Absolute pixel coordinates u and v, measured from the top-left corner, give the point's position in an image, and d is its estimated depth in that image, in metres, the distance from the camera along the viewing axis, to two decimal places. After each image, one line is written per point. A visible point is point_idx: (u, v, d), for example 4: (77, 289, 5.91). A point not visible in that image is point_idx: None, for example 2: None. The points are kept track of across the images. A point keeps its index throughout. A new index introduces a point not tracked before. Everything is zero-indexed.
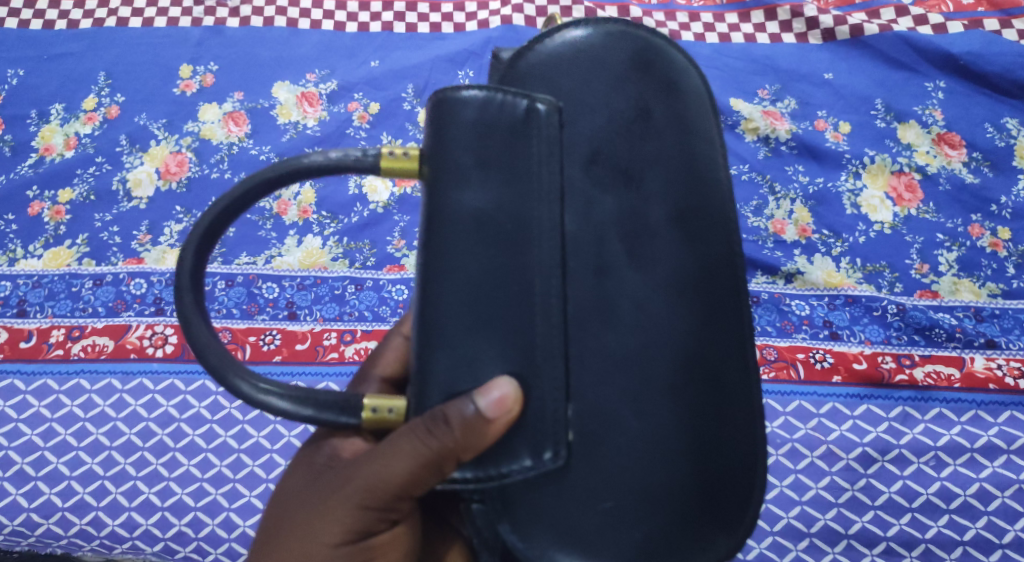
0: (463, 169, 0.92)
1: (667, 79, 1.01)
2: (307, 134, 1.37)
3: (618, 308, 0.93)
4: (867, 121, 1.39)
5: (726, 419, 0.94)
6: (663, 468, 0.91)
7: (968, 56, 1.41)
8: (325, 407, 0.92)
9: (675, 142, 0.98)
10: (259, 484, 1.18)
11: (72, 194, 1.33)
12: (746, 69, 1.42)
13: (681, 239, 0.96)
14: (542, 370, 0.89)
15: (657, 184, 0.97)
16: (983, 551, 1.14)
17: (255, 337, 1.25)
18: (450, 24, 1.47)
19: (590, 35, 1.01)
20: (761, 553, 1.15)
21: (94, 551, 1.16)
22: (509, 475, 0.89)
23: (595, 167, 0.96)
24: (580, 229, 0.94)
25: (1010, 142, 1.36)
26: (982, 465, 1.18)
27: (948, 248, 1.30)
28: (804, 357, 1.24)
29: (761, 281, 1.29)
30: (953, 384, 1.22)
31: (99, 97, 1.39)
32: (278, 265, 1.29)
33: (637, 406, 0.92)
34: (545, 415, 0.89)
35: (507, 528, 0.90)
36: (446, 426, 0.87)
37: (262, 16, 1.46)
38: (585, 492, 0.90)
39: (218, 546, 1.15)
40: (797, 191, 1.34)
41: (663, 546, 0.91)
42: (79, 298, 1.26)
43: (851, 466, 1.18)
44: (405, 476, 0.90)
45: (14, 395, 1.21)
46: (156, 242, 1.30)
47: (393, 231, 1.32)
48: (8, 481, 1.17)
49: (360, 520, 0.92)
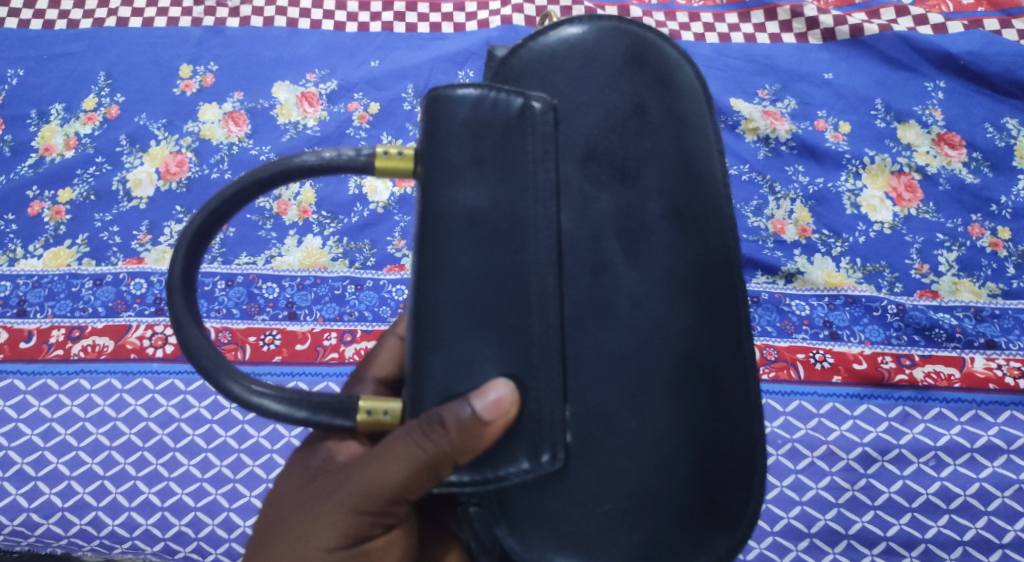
0: (457, 166, 0.92)
1: (662, 76, 1.01)
2: (307, 134, 1.37)
3: (614, 306, 0.93)
4: (867, 122, 1.39)
5: (724, 417, 0.94)
6: (662, 468, 0.91)
7: (969, 56, 1.41)
8: (322, 408, 0.92)
9: (670, 138, 0.98)
10: (259, 484, 1.18)
11: (72, 193, 1.33)
12: (746, 69, 1.42)
13: (679, 236, 0.96)
14: (539, 371, 0.89)
15: (654, 181, 0.96)
16: (983, 551, 1.14)
17: (255, 337, 1.25)
18: (450, 24, 1.47)
19: (585, 32, 1.01)
20: (761, 553, 1.15)
21: (94, 551, 1.16)
22: (506, 478, 0.89)
23: (590, 164, 0.96)
24: (576, 227, 0.94)
25: (1010, 142, 1.36)
26: (982, 465, 1.18)
27: (948, 248, 1.30)
28: (804, 356, 1.24)
29: (761, 281, 1.29)
30: (954, 384, 1.22)
31: (99, 97, 1.39)
32: (278, 265, 1.29)
33: (635, 405, 0.91)
34: (543, 417, 0.89)
35: (505, 531, 0.91)
36: (442, 429, 0.87)
37: (262, 16, 1.46)
38: (584, 494, 0.90)
39: (218, 546, 1.15)
40: (798, 191, 1.34)
41: (663, 547, 0.91)
42: (79, 298, 1.26)
43: (851, 467, 1.18)
44: (401, 480, 0.90)
45: (14, 395, 1.21)
46: (156, 242, 1.30)
47: (393, 231, 1.32)
48: (8, 481, 1.17)
49: (355, 524, 0.92)
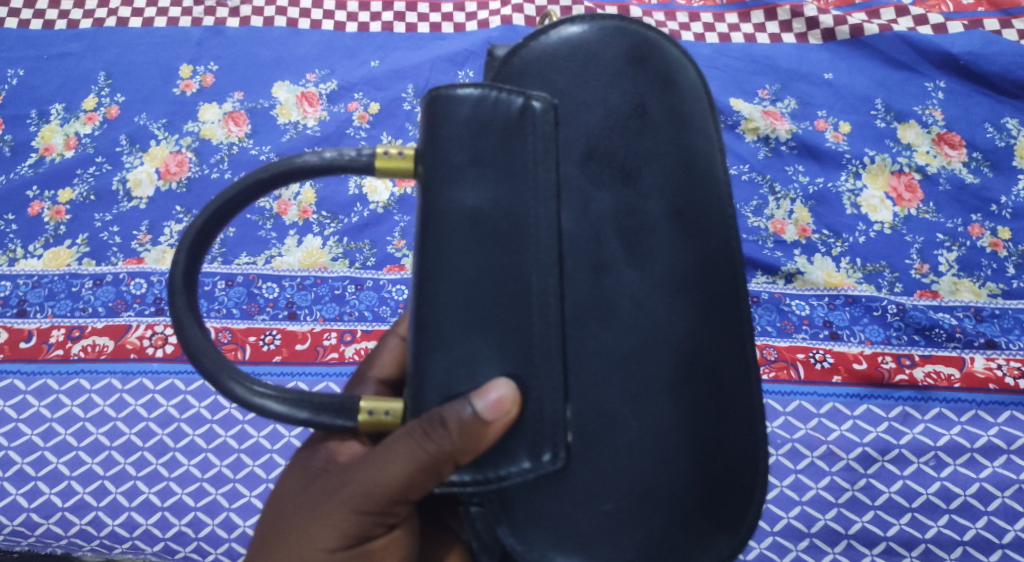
0: (458, 166, 0.92)
1: (664, 74, 1.01)
2: (307, 134, 1.37)
3: (616, 306, 0.93)
4: (867, 122, 1.39)
5: (726, 417, 0.94)
6: (663, 468, 0.91)
7: (969, 56, 1.41)
8: (323, 408, 0.92)
9: (672, 138, 0.98)
10: (259, 484, 1.18)
11: (72, 193, 1.33)
12: (746, 69, 1.42)
13: (680, 235, 0.96)
14: (540, 370, 0.89)
15: (655, 180, 0.96)
16: (983, 551, 1.14)
17: (255, 338, 1.25)
18: (450, 24, 1.47)
19: (587, 31, 1.01)
20: (761, 553, 1.15)
21: (94, 551, 1.16)
22: (507, 478, 0.89)
23: (591, 164, 0.96)
24: (577, 227, 0.94)
25: (1010, 142, 1.36)
26: (982, 465, 1.18)
27: (948, 248, 1.30)
28: (804, 356, 1.24)
29: (761, 281, 1.29)
30: (953, 384, 1.22)
31: (99, 97, 1.39)
32: (278, 265, 1.29)
33: (636, 405, 0.91)
34: (544, 417, 0.89)
35: (506, 531, 0.91)
36: (443, 428, 0.87)
37: (262, 16, 1.46)
38: (585, 494, 0.90)
39: (218, 546, 1.15)
40: (798, 191, 1.34)
41: (664, 547, 0.91)
42: (79, 298, 1.26)
43: (851, 467, 1.18)
44: (402, 479, 0.90)
45: (14, 395, 1.21)
46: (156, 242, 1.30)
47: (393, 231, 1.32)
48: (8, 481, 1.17)
49: (356, 524, 0.92)
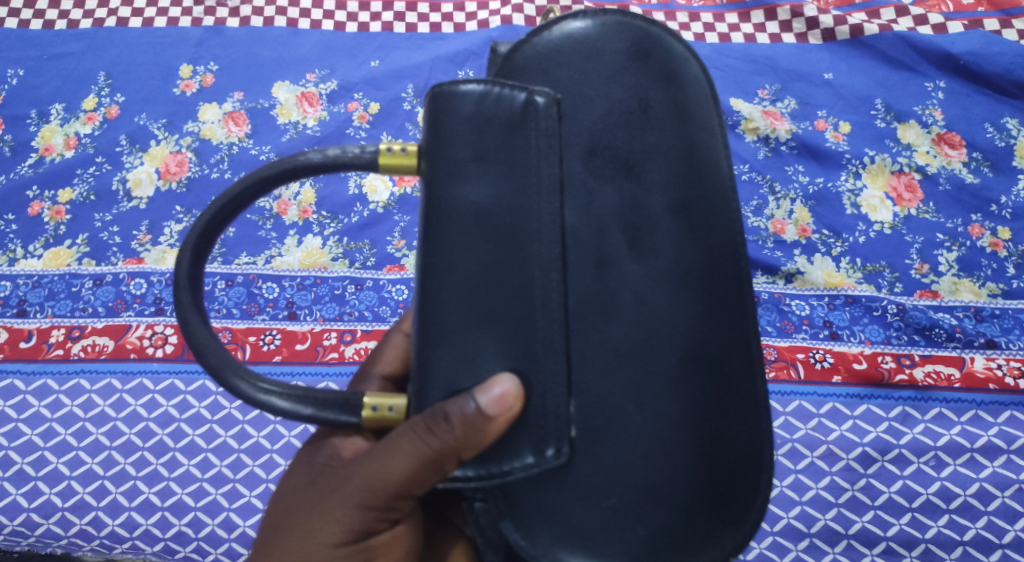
0: (461, 162, 0.92)
1: (666, 70, 1.00)
2: (307, 134, 1.37)
3: (619, 300, 0.93)
4: (867, 121, 1.39)
5: (730, 411, 0.93)
6: (666, 463, 0.91)
7: (969, 56, 1.41)
8: (327, 405, 0.92)
9: (675, 132, 0.98)
10: (259, 484, 1.18)
11: (72, 194, 1.33)
12: (746, 69, 1.42)
13: (683, 229, 0.95)
14: (544, 366, 0.89)
15: (659, 174, 0.96)
16: (983, 551, 1.14)
17: (255, 337, 1.25)
18: (450, 23, 1.47)
19: (589, 27, 1.01)
20: (761, 553, 1.15)
21: (95, 551, 1.16)
22: (511, 473, 0.89)
23: (595, 159, 0.95)
24: (580, 222, 0.94)
25: (1010, 142, 1.36)
26: (982, 465, 1.18)
27: (948, 248, 1.30)
28: (804, 357, 1.24)
29: (761, 281, 1.29)
30: (953, 384, 1.22)
31: (99, 96, 1.39)
32: (278, 265, 1.29)
33: (640, 400, 0.91)
34: (548, 412, 0.89)
35: (510, 526, 0.91)
36: (446, 424, 0.87)
37: (262, 16, 1.46)
38: (588, 489, 0.90)
39: (218, 546, 1.15)
40: (798, 191, 1.34)
41: (668, 543, 0.90)
42: (79, 298, 1.26)
43: (851, 467, 1.18)
44: (405, 475, 0.90)
45: (14, 395, 1.21)
46: (156, 242, 1.30)
47: (393, 231, 1.32)
48: (9, 481, 1.17)
49: (360, 520, 0.92)
